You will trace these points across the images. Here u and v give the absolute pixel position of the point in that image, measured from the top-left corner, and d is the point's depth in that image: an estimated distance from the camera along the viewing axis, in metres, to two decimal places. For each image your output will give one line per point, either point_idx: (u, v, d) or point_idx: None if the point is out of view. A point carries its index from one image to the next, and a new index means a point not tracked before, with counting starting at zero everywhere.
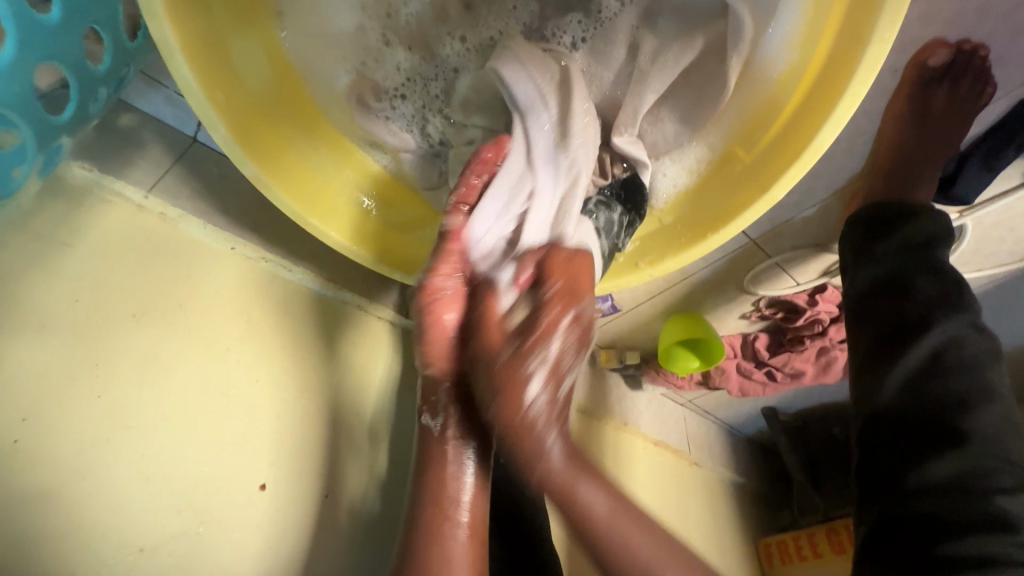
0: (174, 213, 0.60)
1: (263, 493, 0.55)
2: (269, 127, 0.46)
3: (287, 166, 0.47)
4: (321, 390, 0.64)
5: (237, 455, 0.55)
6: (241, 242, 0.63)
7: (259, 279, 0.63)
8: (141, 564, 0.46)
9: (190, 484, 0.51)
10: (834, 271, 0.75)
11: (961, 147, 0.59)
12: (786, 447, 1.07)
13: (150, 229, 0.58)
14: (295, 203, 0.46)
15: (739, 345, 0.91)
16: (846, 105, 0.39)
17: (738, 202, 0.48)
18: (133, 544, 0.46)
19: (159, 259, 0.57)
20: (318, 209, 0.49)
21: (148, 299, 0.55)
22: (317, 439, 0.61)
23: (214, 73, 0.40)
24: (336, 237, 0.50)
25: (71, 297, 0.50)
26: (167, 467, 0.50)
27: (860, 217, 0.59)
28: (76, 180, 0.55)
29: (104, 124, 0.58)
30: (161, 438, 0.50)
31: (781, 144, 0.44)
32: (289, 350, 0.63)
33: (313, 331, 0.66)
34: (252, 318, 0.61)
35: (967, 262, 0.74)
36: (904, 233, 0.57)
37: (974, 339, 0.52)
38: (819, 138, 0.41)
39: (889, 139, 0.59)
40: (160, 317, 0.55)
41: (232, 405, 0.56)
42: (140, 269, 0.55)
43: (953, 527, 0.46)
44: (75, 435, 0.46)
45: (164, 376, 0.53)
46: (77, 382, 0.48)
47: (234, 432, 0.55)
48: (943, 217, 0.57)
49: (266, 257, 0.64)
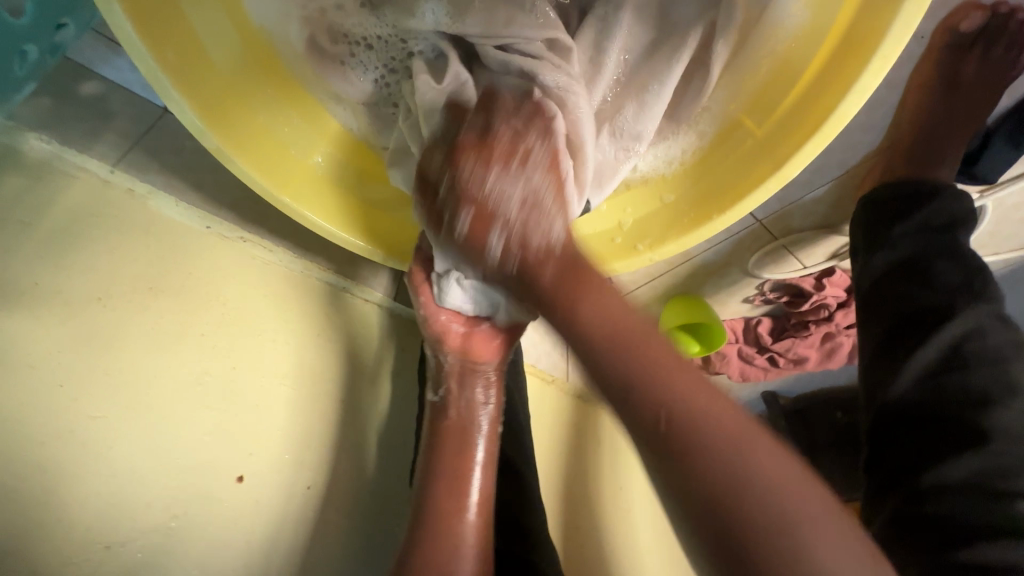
0: (142, 190, 0.56)
1: (240, 485, 0.52)
2: (233, 95, 0.43)
3: (253, 138, 0.45)
4: (304, 377, 0.61)
5: (211, 446, 0.52)
6: (219, 220, 0.60)
7: (238, 259, 0.60)
8: (108, 561, 0.44)
9: (160, 476, 0.48)
10: (843, 254, 0.72)
11: (989, 121, 0.55)
12: (786, 432, 1.05)
13: (117, 205, 0.54)
14: (263, 179, 0.44)
15: (741, 329, 0.88)
16: (875, 70, 0.35)
17: (750, 179, 0.44)
18: (99, 542, 0.44)
19: (127, 238, 0.54)
20: (289, 185, 0.47)
21: (115, 280, 0.51)
22: (301, 429, 0.58)
23: (161, 32, 0.36)
24: (308, 214, 0.48)
25: (30, 279, 0.47)
26: (135, 459, 0.47)
27: (874, 198, 0.55)
28: (33, 154, 0.51)
29: (65, 93, 0.54)
30: (129, 428, 0.48)
31: (798, 116, 0.40)
32: (271, 335, 0.60)
33: (296, 315, 0.62)
34: (230, 301, 0.58)
35: (984, 245, 0.71)
36: (924, 216, 0.54)
37: (997, 332, 0.49)
38: (843, 106, 0.37)
39: (910, 112, 0.54)
40: (127, 300, 0.52)
41: (209, 392, 0.53)
42: (106, 250, 0.52)
43: (970, 534, 0.43)
44: (35, 427, 0.43)
45: (133, 362, 0.50)
46: (36, 369, 0.45)
47: (210, 421, 0.53)
48: (967, 198, 0.54)
49: (244, 236, 0.61)
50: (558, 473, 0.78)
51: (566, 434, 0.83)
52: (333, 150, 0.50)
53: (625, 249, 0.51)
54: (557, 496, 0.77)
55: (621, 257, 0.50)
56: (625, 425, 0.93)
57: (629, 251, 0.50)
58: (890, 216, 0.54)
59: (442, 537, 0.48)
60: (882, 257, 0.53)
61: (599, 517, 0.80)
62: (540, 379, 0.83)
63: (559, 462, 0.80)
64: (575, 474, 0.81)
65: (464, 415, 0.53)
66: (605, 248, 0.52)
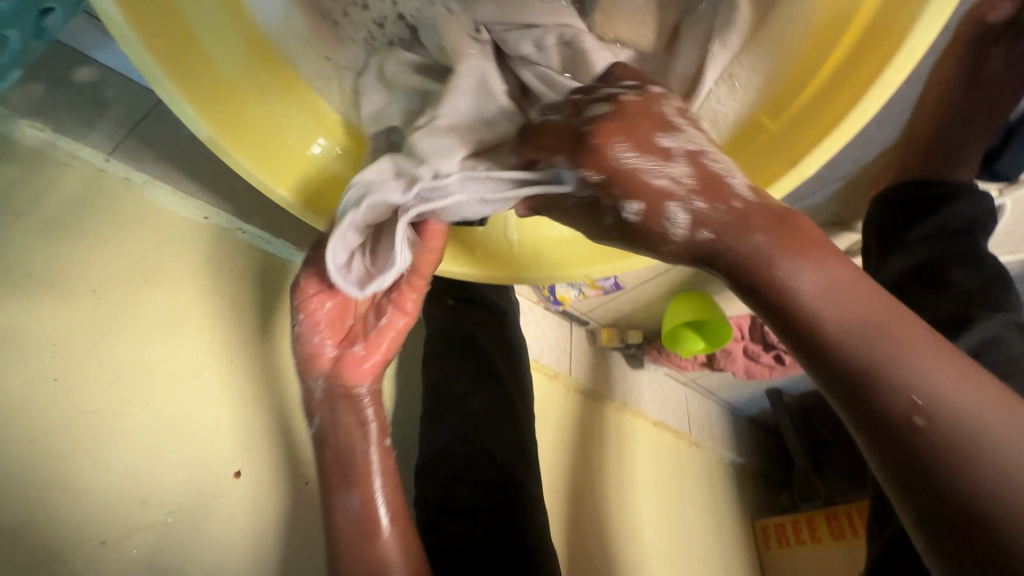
0: (138, 179, 0.55)
1: (237, 481, 0.52)
2: (228, 84, 0.42)
3: (248, 129, 0.43)
4: (303, 371, 0.60)
5: (208, 441, 0.51)
6: (218, 211, 0.59)
7: (236, 250, 0.59)
8: (103, 557, 0.44)
9: (156, 471, 0.48)
10: (855, 251, 0.70)
11: (1013, 116, 0.53)
12: (790, 429, 1.04)
13: (113, 195, 0.53)
14: (257, 171, 0.43)
15: (746, 326, 0.87)
16: (900, 63, 0.33)
17: (762, 178, 0.42)
18: (95, 537, 0.44)
19: (123, 228, 0.53)
20: (286, 178, 0.46)
21: (110, 271, 0.51)
22: (300, 424, 0.58)
23: (150, 19, 0.35)
24: (305, 208, 0.46)
25: (25, 271, 0.46)
26: (130, 453, 0.47)
27: (889, 198, 0.55)
28: (28, 142, 0.50)
29: (60, 80, 0.53)
30: (124, 422, 0.47)
31: (816, 111, 0.39)
32: (269, 328, 0.59)
33: (296, 309, 0.61)
34: (229, 294, 0.57)
35: (1000, 245, 0.69)
36: (941, 219, 0.53)
37: (1017, 341, 0.46)
38: (866, 101, 0.35)
39: (930, 107, 0.52)
40: (123, 292, 0.51)
41: (206, 386, 0.53)
42: (101, 241, 0.51)
43: None
44: (29, 420, 0.43)
45: (129, 356, 0.49)
46: (30, 362, 0.44)
47: (206, 415, 0.52)
48: (986, 200, 0.53)
49: (243, 227, 0.59)
50: (559, 470, 0.77)
51: (568, 430, 0.82)
52: (333, 141, 0.49)
53: None
54: (558, 492, 0.76)
55: (626, 255, 0.48)
56: (627, 420, 0.92)
57: (634, 248, 0.48)
58: (902, 219, 0.54)
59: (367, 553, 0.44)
60: (896, 262, 0.53)
61: (600, 514, 0.79)
62: (542, 374, 0.82)
63: (560, 458, 0.79)
64: (576, 471, 0.80)
65: (342, 438, 0.48)
66: (609, 248, 0.50)
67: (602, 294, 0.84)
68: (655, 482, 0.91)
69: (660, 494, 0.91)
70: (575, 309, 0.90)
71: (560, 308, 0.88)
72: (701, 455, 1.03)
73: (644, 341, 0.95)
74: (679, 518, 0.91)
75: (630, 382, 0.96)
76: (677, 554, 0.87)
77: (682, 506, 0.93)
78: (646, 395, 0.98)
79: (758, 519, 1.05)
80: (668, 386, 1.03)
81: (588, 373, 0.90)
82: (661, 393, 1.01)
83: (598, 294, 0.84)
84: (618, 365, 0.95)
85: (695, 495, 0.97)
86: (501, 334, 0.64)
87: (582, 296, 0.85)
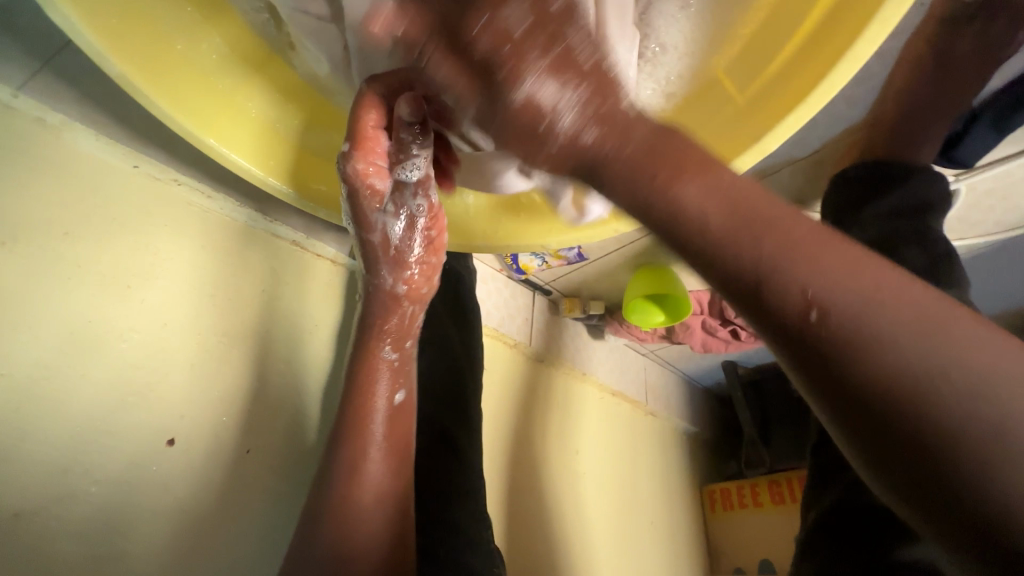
0: (53, 119, 0.49)
1: (170, 450, 0.50)
2: (150, 25, 0.37)
3: (178, 73, 0.39)
4: (244, 335, 0.58)
5: (138, 408, 0.49)
6: (148, 160, 0.54)
7: (171, 205, 0.55)
8: (20, 528, 0.41)
9: (84, 439, 0.45)
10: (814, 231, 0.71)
11: (976, 102, 0.54)
12: (741, 400, 1.09)
13: (20, 136, 0.47)
14: (180, 117, 0.39)
15: (706, 301, 0.88)
16: (870, 40, 0.32)
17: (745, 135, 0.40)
18: (8, 508, 0.41)
19: (38, 173, 0.48)
20: (214, 126, 0.42)
21: (19, 222, 0.46)
22: (240, 391, 0.56)
23: None
24: (237, 158, 0.43)
25: None
26: (49, 420, 0.44)
27: (853, 175, 0.54)
28: None
29: None
30: (39, 389, 0.44)
31: (791, 83, 0.37)
32: (209, 288, 0.56)
33: (235, 270, 0.59)
34: (162, 253, 0.54)
35: (950, 229, 0.73)
36: (897, 197, 0.50)
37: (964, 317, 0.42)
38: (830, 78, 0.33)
39: (898, 89, 0.53)
40: (36, 244, 0.46)
41: (136, 349, 0.50)
42: (13, 184, 0.46)
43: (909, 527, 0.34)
44: None
45: (43, 315, 0.45)
46: None
47: (138, 377, 0.49)
48: (942, 182, 0.52)
49: (178, 178, 0.56)
50: (514, 437, 0.79)
51: (524, 398, 0.83)
52: None
53: (589, 218, 0.47)
54: (512, 456, 0.78)
55: (585, 227, 0.47)
56: (583, 389, 0.93)
57: (594, 219, 0.47)
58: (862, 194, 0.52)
59: (350, 461, 0.44)
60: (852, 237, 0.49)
61: (552, 480, 0.82)
62: (500, 342, 0.82)
63: (513, 425, 0.79)
64: (527, 438, 0.81)
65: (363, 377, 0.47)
66: (566, 221, 0.48)
67: (566, 263, 0.84)
68: (607, 448, 0.94)
69: (612, 460, 0.94)
70: (538, 277, 0.89)
71: (522, 276, 0.88)
72: (655, 423, 1.06)
73: (606, 312, 0.96)
74: (629, 483, 0.95)
75: (590, 352, 0.97)
76: (625, 517, 0.91)
77: (632, 472, 0.97)
78: (605, 365, 0.99)
79: (706, 484, 1.10)
80: (628, 357, 1.05)
81: (548, 342, 0.90)
82: (620, 364, 1.03)
83: (562, 264, 0.84)
84: (578, 335, 0.96)
85: (648, 461, 1.01)
86: (457, 306, 0.62)
87: (545, 265, 0.84)
